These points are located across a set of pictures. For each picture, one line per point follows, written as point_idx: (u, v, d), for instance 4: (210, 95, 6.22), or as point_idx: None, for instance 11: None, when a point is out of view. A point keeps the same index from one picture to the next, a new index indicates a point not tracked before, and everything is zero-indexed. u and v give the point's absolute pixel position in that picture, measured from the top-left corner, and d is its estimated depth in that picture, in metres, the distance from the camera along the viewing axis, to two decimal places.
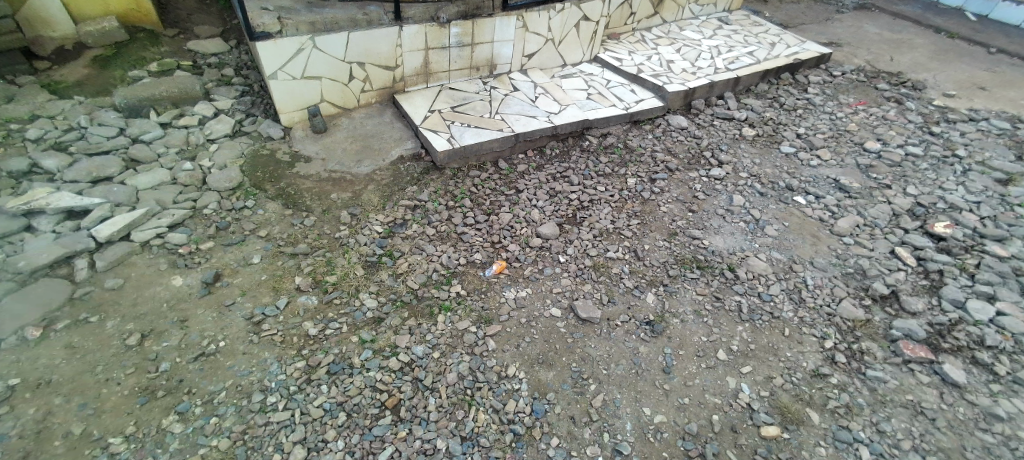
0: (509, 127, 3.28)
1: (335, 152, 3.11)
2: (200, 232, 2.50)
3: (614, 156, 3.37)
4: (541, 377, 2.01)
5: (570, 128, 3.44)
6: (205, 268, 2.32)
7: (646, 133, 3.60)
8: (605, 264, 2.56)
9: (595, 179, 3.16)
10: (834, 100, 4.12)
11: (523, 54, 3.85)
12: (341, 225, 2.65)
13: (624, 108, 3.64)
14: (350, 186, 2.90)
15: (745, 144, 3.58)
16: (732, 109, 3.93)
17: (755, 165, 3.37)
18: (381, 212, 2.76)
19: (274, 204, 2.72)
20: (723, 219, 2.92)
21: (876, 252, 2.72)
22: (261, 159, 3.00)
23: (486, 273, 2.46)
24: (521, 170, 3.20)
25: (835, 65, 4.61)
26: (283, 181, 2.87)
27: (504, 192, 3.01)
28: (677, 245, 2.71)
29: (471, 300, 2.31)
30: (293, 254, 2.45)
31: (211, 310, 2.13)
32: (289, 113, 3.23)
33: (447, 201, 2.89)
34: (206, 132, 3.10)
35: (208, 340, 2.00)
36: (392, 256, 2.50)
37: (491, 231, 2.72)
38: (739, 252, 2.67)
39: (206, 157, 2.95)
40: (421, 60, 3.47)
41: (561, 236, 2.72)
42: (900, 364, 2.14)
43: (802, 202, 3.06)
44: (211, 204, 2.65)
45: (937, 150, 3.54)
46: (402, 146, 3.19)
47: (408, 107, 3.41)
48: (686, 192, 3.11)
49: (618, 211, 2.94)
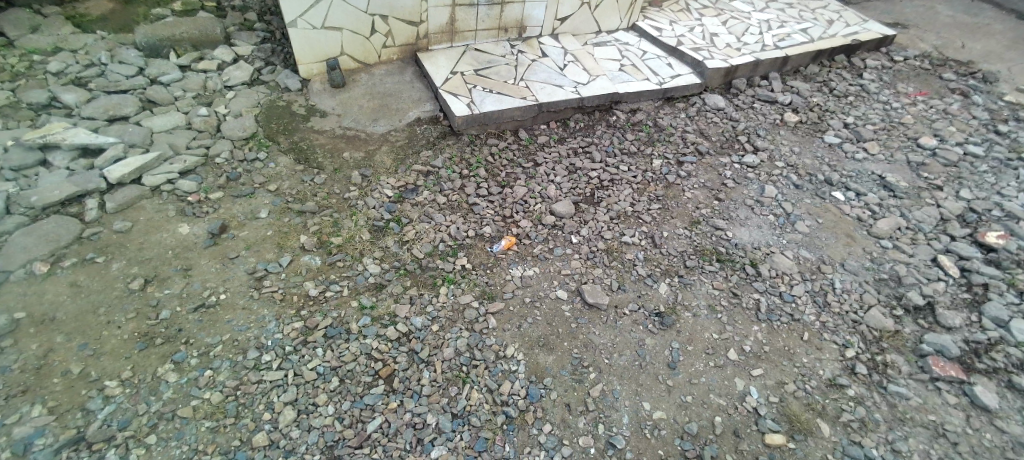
0: (533, 96, 3.12)
1: (352, 109, 3.02)
2: (211, 181, 2.48)
3: (641, 133, 3.19)
4: (539, 360, 1.94)
5: (598, 101, 3.25)
6: (212, 218, 2.31)
7: (679, 112, 3.39)
8: (620, 249, 2.45)
9: (618, 158, 3.01)
10: (891, 88, 3.78)
11: (556, 17, 3.64)
12: (351, 186, 2.59)
13: (658, 83, 3.42)
14: (364, 145, 2.83)
15: (785, 131, 3.33)
16: (775, 91, 3.65)
17: (793, 154, 3.15)
18: (393, 175, 2.69)
19: (285, 159, 2.68)
20: (751, 210, 2.74)
21: (916, 258, 2.51)
22: (277, 111, 2.95)
23: (494, 248, 2.38)
24: (542, 141, 3.06)
25: (898, 50, 4.22)
26: (297, 135, 2.82)
27: (522, 164, 2.89)
28: (698, 235, 2.57)
29: (476, 274, 2.25)
30: (300, 212, 2.41)
31: (214, 261, 2.12)
32: (308, 65, 3.14)
33: (461, 169, 2.80)
34: (224, 79, 3.05)
35: (209, 291, 1.99)
36: (399, 222, 2.44)
37: (504, 204, 2.63)
38: (763, 248, 2.52)
39: (222, 104, 2.91)
40: (447, 17, 3.31)
41: (576, 216, 2.60)
42: (927, 381, 1.98)
43: (840, 199, 2.85)
44: (224, 153, 2.63)
45: (1000, 150, 3.21)
46: (421, 108, 3.08)
47: (430, 66, 3.27)
48: (714, 179, 2.93)
49: (640, 193, 2.79)
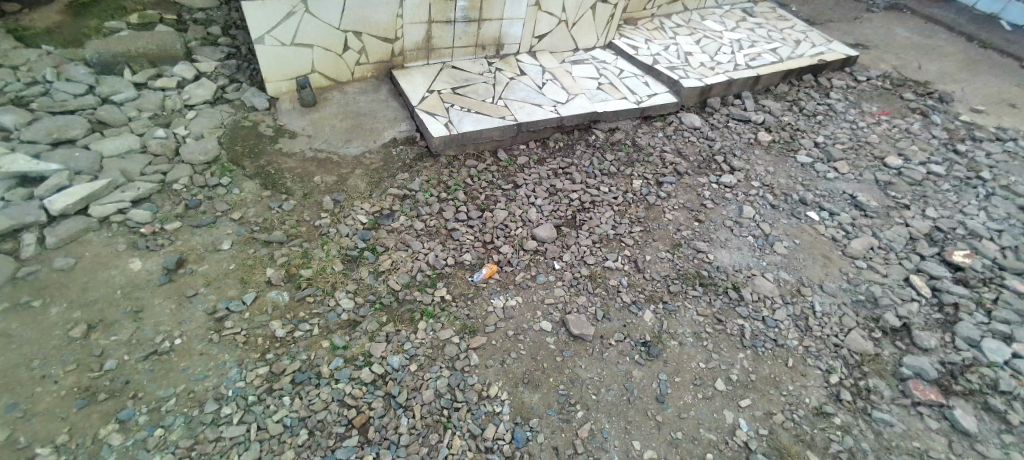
0: (512, 115, 3.05)
1: (323, 130, 2.89)
2: (167, 211, 2.30)
3: (621, 153, 3.17)
4: (524, 400, 1.86)
5: (577, 120, 3.21)
6: (168, 252, 2.14)
7: (657, 131, 3.39)
8: (603, 274, 2.40)
9: (598, 178, 2.97)
10: (856, 107, 3.90)
11: (534, 35, 3.60)
12: (322, 212, 2.46)
13: (635, 102, 3.42)
14: (336, 168, 2.70)
15: (759, 151, 3.37)
16: (748, 110, 3.70)
17: (768, 174, 3.18)
18: (367, 200, 2.57)
19: (250, 184, 2.52)
20: (731, 231, 2.74)
21: (890, 278, 2.54)
22: (242, 132, 2.78)
23: (474, 277, 2.29)
24: (521, 162, 3.00)
25: (861, 70, 4.36)
26: (263, 158, 2.66)
27: (501, 186, 2.81)
28: (681, 258, 2.55)
29: (457, 306, 2.15)
30: (266, 242, 2.26)
31: (169, 301, 1.95)
32: (276, 83, 2.99)
33: (439, 192, 2.70)
34: (184, 97, 2.87)
35: (163, 335, 1.83)
36: (374, 251, 2.32)
37: (484, 229, 2.54)
38: (745, 270, 2.51)
39: (181, 124, 2.73)
40: (423, 34, 3.22)
41: (558, 240, 2.54)
42: (908, 406, 1.98)
43: (816, 219, 2.88)
44: (182, 179, 2.45)
45: (960, 170, 3.33)
46: (396, 128, 2.97)
47: (406, 84, 3.17)
48: (694, 199, 2.93)
49: (621, 215, 2.76)
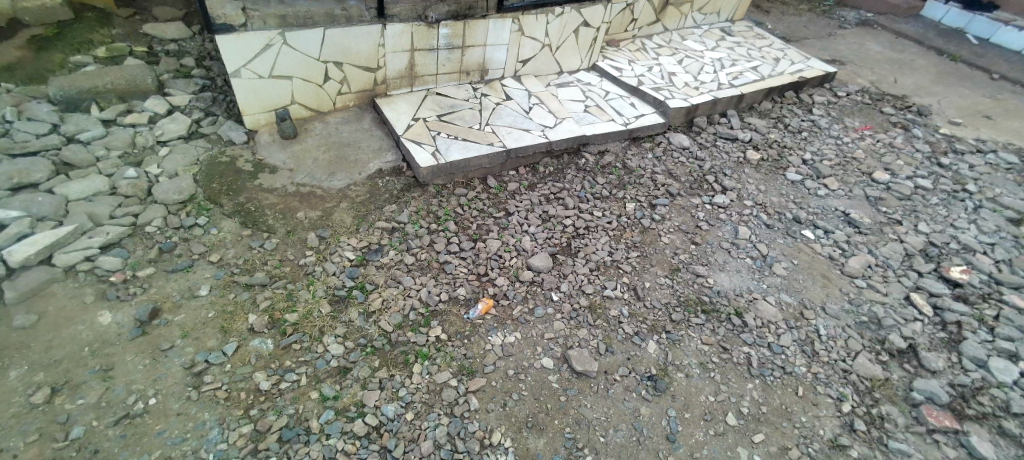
0: (500, 142, 3.00)
1: (305, 163, 2.79)
2: (139, 255, 2.17)
3: (612, 176, 3.12)
4: (529, 446, 1.75)
5: (567, 144, 3.17)
6: (140, 301, 1.99)
7: (646, 152, 3.36)
8: (603, 304, 2.31)
9: (591, 202, 2.91)
10: (839, 123, 3.94)
11: (518, 59, 3.57)
12: (306, 250, 2.35)
13: (624, 124, 3.39)
14: (320, 203, 2.60)
15: (749, 169, 3.36)
16: (735, 128, 3.71)
17: (760, 193, 3.16)
18: (354, 235, 2.46)
19: (229, 222, 2.41)
20: (728, 254, 2.69)
21: (890, 297, 2.54)
22: (219, 168, 2.67)
23: (469, 314, 2.18)
24: (512, 188, 2.93)
25: (840, 85, 4.44)
26: (242, 195, 2.55)
27: (493, 215, 2.73)
28: (680, 284, 2.49)
29: (453, 346, 2.04)
30: (247, 285, 2.14)
31: (142, 356, 1.81)
32: (254, 115, 2.90)
33: (428, 223, 2.61)
34: (157, 133, 2.75)
35: (136, 396, 1.69)
36: (364, 290, 2.21)
37: (477, 261, 2.45)
38: (746, 294, 2.46)
39: (154, 163, 2.60)
40: (406, 62, 3.17)
41: (554, 269, 2.46)
42: (924, 433, 1.94)
43: (811, 237, 2.86)
44: (155, 220, 2.32)
45: (945, 183, 3.37)
46: (381, 159, 2.89)
47: (390, 113, 3.10)
48: (688, 221, 2.88)
49: (617, 240, 2.69)
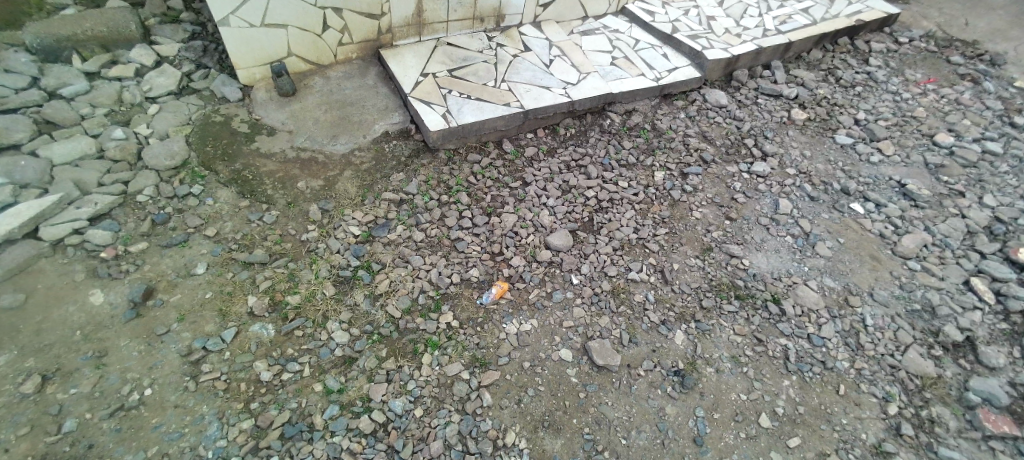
0: (517, 101, 2.71)
1: (305, 124, 2.56)
2: (131, 228, 2.03)
3: (639, 139, 2.83)
4: (545, 447, 1.64)
5: (591, 103, 2.86)
6: (134, 279, 1.87)
7: (678, 111, 3.03)
8: (627, 289, 2.14)
9: (616, 171, 2.65)
10: (898, 75, 3.49)
11: (538, 3, 3.20)
12: (309, 224, 2.19)
13: (655, 78, 3.04)
14: (322, 171, 2.40)
15: (794, 130, 3.02)
16: (779, 83, 3.31)
17: (805, 159, 2.84)
18: (359, 208, 2.28)
19: (225, 192, 2.24)
20: (766, 231, 2.45)
21: (948, 283, 2.29)
22: (213, 129, 2.47)
23: (483, 299, 2.02)
24: (530, 154, 2.68)
25: (902, 30, 3.92)
26: (238, 161, 2.36)
27: (508, 185, 2.52)
28: (712, 265, 2.28)
29: (465, 334, 1.89)
30: (246, 264, 1.99)
31: (137, 341, 1.69)
32: (247, 69, 2.65)
33: (439, 193, 2.42)
34: (144, 88, 2.55)
35: (130, 385, 1.59)
36: (370, 270, 2.05)
37: (492, 238, 2.27)
38: (785, 278, 2.26)
39: (142, 122, 2.42)
40: (413, 8, 2.84)
41: (574, 248, 2.26)
42: (978, 440, 1.78)
43: (860, 212, 2.59)
44: (147, 189, 2.17)
45: (1019, 147, 2.98)
46: (388, 120, 2.65)
47: (396, 67, 2.82)
48: (723, 193, 2.62)
49: (643, 215, 2.46)
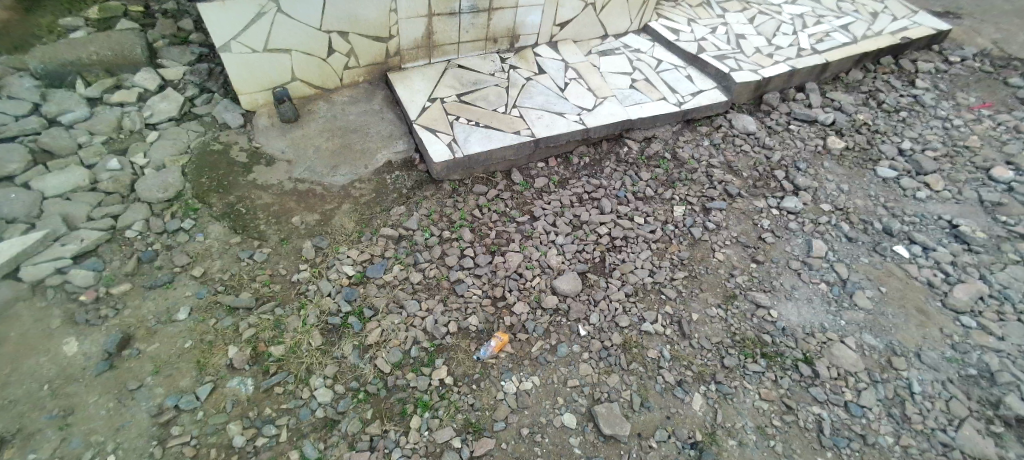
0: (528, 129, 2.56)
1: (305, 153, 2.46)
2: (115, 268, 1.95)
3: (659, 170, 2.63)
4: None
5: (607, 130, 2.68)
6: (112, 326, 1.78)
7: (702, 138, 2.82)
8: (639, 343, 1.95)
9: (631, 204, 2.46)
10: (949, 98, 3.19)
11: (555, 22, 3.04)
12: (301, 263, 2.08)
13: (677, 103, 2.84)
14: (319, 204, 2.29)
15: (830, 161, 2.77)
16: (814, 107, 3.06)
17: (842, 194, 2.60)
18: (355, 245, 2.16)
19: (216, 227, 2.14)
20: (798, 277, 2.22)
21: (1008, 344, 2.02)
22: (210, 158, 2.39)
23: (480, 354, 1.86)
24: (540, 185, 2.52)
25: (953, 47, 3.60)
26: (233, 194, 2.27)
27: (515, 220, 2.35)
28: (736, 317, 2.06)
29: (459, 393, 1.75)
30: (231, 309, 1.88)
31: (106, 398, 1.60)
32: (250, 95, 2.57)
33: (441, 229, 2.28)
34: (145, 114, 2.48)
35: (92, 451, 1.48)
36: (361, 317, 1.92)
37: (494, 280, 2.11)
38: (819, 335, 2.02)
39: (139, 151, 2.34)
40: (423, 30, 2.72)
41: (583, 294, 2.08)
42: None
43: (904, 256, 2.34)
44: (135, 223, 2.08)
45: None
46: (391, 148, 2.54)
47: (403, 91, 2.70)
48: (749, 231, 2.40)
49: (660, 256, 2.26)
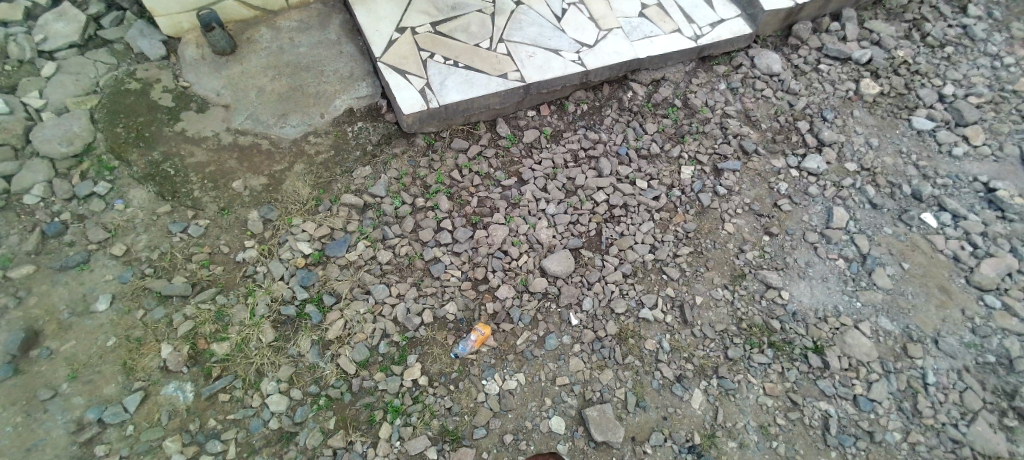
0: (516, 71, 2.15)
1: (246, 97, 2.05)
2: (13, 244, 1.65)
3: (666, 121, 2.28)
4: None
5: (610, 72, 2.28)
6: (13, 320, 1.52)
7: (718, 81, 2.43)
8: (637, 332, 1.75)
9: (634, 164, 2.14)
10: (1003, 30, 2.73)
11: None
12: (246, 239, 1.79)
13: (693, 37, 2.41)
14: (267, 164, 1.94)
15: (861, 110, 2.42)
16: (849, 40, 2.64)
17: (870, 150, 2.29)
18: (311, 217, 1.86)
19: (140, 192, 1.81)
20: (813, 252, 2.00)
21: None
22: (126, 100, 1.97)
23: (458, 350, 1.65)
24: (529, 140, 2.17)
25: None
26: (157, 148, 1.90)
27: (500, 183, 2.05)
28: (744, 300, 1.86)
29: (435, 395, 1.57)
30: (162, 297, 1.62)
31: (11, 411, 1.37)
32: (170, 16, 2.09)
33: (413, 195, 1.97)
34: (35, 37, 2.04)
35: None
36: (319, 305, 1.68)
37: (476, 259, 1.85)
38: (832, 319, 1.85)
39: (33, 88, 1.94)
40: None
41: (576, 274, 1.84)
42: None
43: (931, 225, 2.11)
44: (35, 188, 1.75)
45: None
46: (352, 92, 2.14)
47: (365, 17, 2.22)
48: (764, 197, 2.13)
49: (663, 228, 2.01)
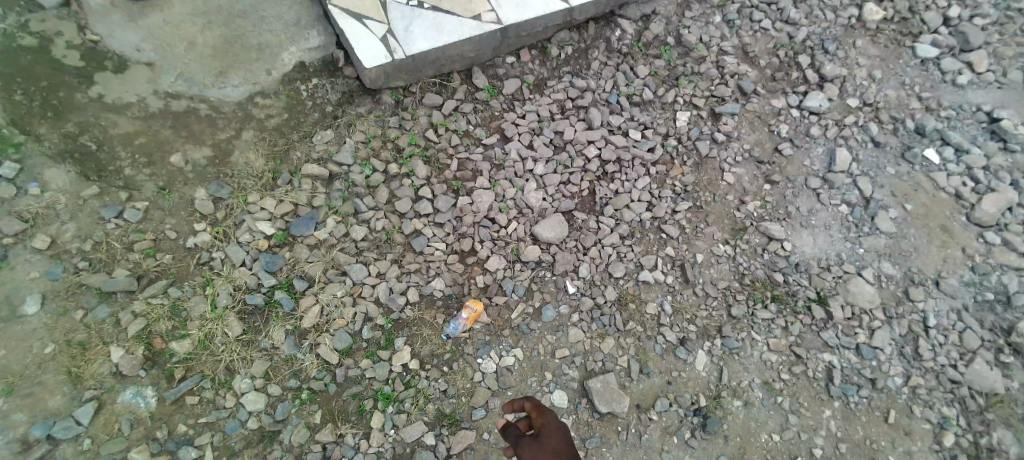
0: (492, 11, 1.90)
1: (175, 50, 1.71)
2: None
3: (659, 62, 2.09)
4: None
5: (596, 9, 2.05)
6: None
7: (713, 12, 2.21)
8: (637, 297, 1.67)
9: (626, 113, 1.98)
10: None
11: None
12: (197, 222, 1.60)
13: None
14: (212, 133, 1.70)
15: (864, 39, 2.25)
16: None
17: (873, 83, 2.15)
18: (271, 193, 1.68)
19: (60, 174, 1.51)
20: (816, 198, 1.91)
21: None
22: (21, 59, 1.53)
23: (449, 331, 1.54)
24: (511, 91, 1.97)
25: None
26: (75, 120, 1.55)
27: (482, 143, 1.87)
28: (746, 254, 1.78)
29: (428, 379, 1.48)
30: (105, 294, 1.44)
31: None
32: None
33: (387, 161, 1.79)
34: None
35: None
36: (291, 291, 1.55)
37: (462, 229, 1.71)
38: (835, 268, 1.78)
39: None
40: None
41: (571, 239, 1.72)
42: None
43: (933, 162, 2.01)
44: None
45: None
46: (301, 43, 1.85)
47: None
48: (764, 142, 2.00)
49: (660, 183, 1.88)
